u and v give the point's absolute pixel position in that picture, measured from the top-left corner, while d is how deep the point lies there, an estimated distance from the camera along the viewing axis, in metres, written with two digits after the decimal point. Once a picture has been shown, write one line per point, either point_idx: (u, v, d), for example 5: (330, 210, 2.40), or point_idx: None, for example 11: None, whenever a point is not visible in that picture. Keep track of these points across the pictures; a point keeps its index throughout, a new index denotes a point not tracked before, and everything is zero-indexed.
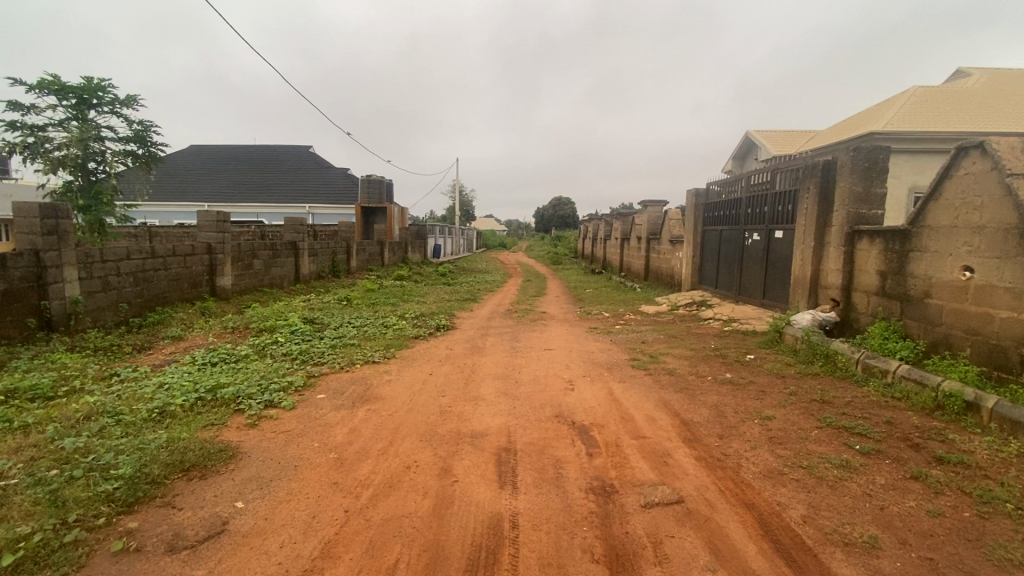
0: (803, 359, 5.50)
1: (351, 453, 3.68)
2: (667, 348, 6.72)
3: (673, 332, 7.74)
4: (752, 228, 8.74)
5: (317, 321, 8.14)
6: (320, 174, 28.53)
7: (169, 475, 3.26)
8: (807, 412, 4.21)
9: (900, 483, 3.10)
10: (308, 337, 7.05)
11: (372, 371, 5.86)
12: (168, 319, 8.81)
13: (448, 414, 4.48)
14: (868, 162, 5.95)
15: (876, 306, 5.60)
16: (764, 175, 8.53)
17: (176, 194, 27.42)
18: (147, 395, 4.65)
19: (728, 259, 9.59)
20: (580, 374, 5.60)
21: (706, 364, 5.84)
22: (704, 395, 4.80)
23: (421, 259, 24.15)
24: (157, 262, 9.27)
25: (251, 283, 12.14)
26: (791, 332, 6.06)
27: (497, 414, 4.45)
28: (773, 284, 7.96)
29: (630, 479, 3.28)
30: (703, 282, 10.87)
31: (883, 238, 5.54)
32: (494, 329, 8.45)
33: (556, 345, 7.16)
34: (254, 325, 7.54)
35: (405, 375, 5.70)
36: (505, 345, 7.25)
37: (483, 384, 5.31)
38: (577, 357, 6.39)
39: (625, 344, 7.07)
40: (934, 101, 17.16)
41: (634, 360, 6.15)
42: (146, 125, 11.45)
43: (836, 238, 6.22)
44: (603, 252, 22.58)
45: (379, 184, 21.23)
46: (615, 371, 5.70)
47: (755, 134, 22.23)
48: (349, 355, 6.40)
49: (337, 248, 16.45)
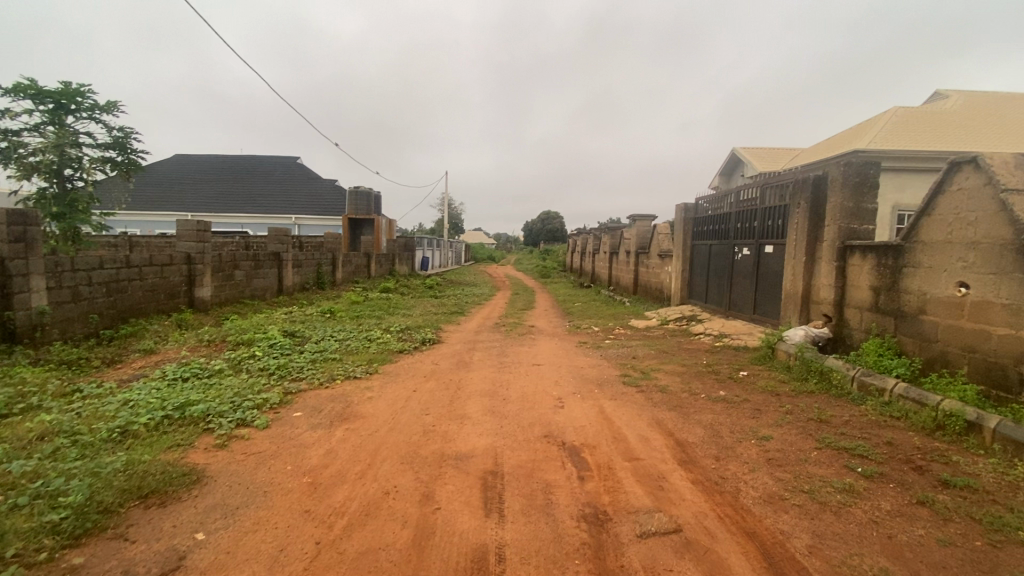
0: (797, 376, 5.37)
1: (326, 477, 3.44)
2: (658, 363, 6.57)
3: (664, 347, 7.59)
4: (742, 243, 8.66)
5: (297, 334, 7.86)
6: (307, 185, 28.23)
7: (124, 503, 2.99)
8: (805, 431, 4.06)
9: (907, 509, 2.95)
10: (287, 351, 6.77)
11: (353, 387, 5.60)
12: (141, 331, 8.46)
13: (431, 434, 4.25)
14: (859, 177, 5.91)
15: (869, 322, 5.51)
16: (754, 190, 8.48)
17: (159, 203, 26.91)
18: (110, 413, 4.36)
19: (718, 274, 9.50)
20: (569, 391, 5.41)
21: (699, 380, 5.68)
22: (698, 414, 4.64)
23: (408, 271, 23.86)
24: (132, 271, 8.95)
25: (232, 294, 11.81)
26: (784, 348, 5.95)
27: (483, 434, 4.23)
28: (763, 299, 7.87)
29: (624, 506, 3.08)
30: (692, 297, 10.79)
31: (875, 253, 5.47)
32: (482, 344, 8.23)
33: (545, 360, 6.97)
34: (232, 338, 7.25)
35: (387, 391, 5.46)
36: (492, 359, 7.04)
37: (469, 401, 5.08)
38: (567, 373, 6.20)
39: (616, 359, 6.91)
40: (915, 121, 17.53)
41: (625, 376, 5.97)
42: (126, 132, 11.17)
43: (828, 253, 6.14)
44: (592, 266, 22.54)
45: (367, 196, 20.97)
46: (606, 388, 5.52)
47: (741, 151, 22.51)
48: (329, 371, 6.13)
49: (321, 259, 16.13)
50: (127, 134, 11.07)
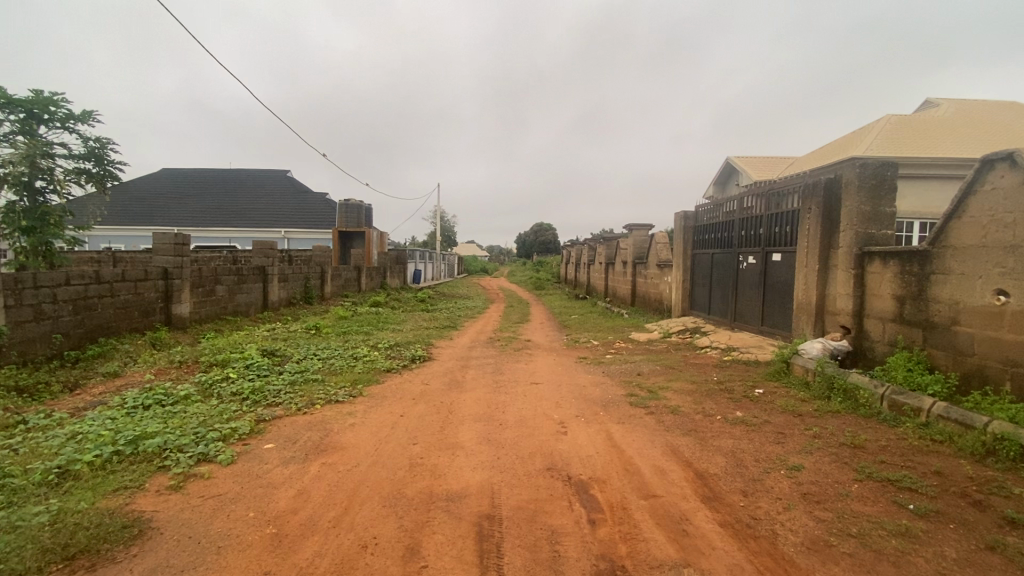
0: (819, 395, 4.94)
1: (294, 527, 2.94)
2: (666, 381, 6.11)
3: (670, 362, 7.14)
4: (746, 251, 8.28)
5: (277, 353, 7.33)
6: (296, 199, 27.73)
7: (43, 568, 2.47)
8: (839, 460, 3.62)
9: (978, 558, 2.50)
10: (264, 373, 6.24)
11: (334, 412, 5.09)
12: (111, 351, 7.90)
13: (419, 468, 3.76)
14: (875, 179, 5.54)
15: (893, 334, 5.10)
16: (759, 196, 8.13)
17: (144, 218, 26.28)
18: (53, 450, 3.82)
19: (722, 284, 9.11)
20: (572, 414, 4.93)
21: (712, 400, 5.22)
22: (716, 440, 4.18)
23: (399, 285, 23.37)
24: (102, 288, 8.42)
25: (213, 310, 11.26)
26: (801, 363, 5.53)
27: (477, 468, 3.74)
28: (771, 310, 7.47)
29: (644, 559, 2.61)
30: (694, 308, 10.39)
31: (897, 260, 5.09)
32: (476, 361, 7.72)
33: (544, 378, 6.50)
34: (205, 359, 6.71)
35: (372, 417, 4.96)
36: (487, 378, 6.55)
37: (462, 427, 4.59)
38: (568, 393, 5.71)
39: (619, 376, 6.45)
40: (909, 128, 17.47)
41: (632, 395, 5.51)
42: (103, 144, 10.72)
43: (844, 260, 5.75)
44: (587, 277, 22.11)
45: (358, 208, 20.48)
46: (612, 410, 5.06)
47: (735, 160, 22.40)
48: (308, 394, 5.61)
49: (309, 273, 15.61)
50: (104, 146, 10.59)
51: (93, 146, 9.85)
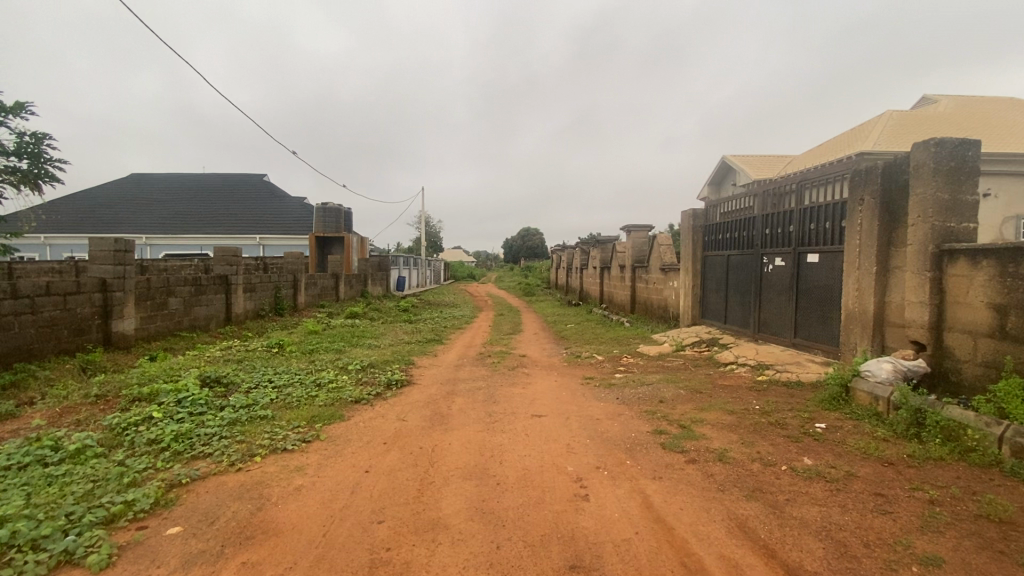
0: (905, 434, 3.87)
1: None
2: (697, 410, 4.98)
3: (694, 383, 6.03)
4: (772, 252, 7.23)
5: (224, 380, 6.06)
6: (272, 205, 26.26)
7: None
8: (993, 547, 2.52)
9: None
10: (200, 410, 4.98)
11: (277, 469, 3.86)
12: (26, 378, 6.51)
13: (383, 570, 2.57)
14: (954, 161, 4.50)
15: (990, 353, 4.06)
16: (786, 189, 7.07)
17: (109, 226, 24.55)
18: None
19: (742, 289, 8.05)
20: (590, 465, 3.77)
21: (765, 440, 4.11)
22: (795, 507, 3.06)
23: (382, 293, 22.11)
24: (18, 303, 7.09)
25: (164, 326, 9.91)
26: (869, 390, 4.46)
27: (468, 568, 2.56)
28: (807, 320, 6.43)
29: None
30: (706, 316, 9.33)
31: (994, 260, 4.04)
32: (464, 385, 6.53)
33: (546, 408, 5.35)
34: (129, 392, 5.41)
35: (328, 475, 3.76)
36: (477, 409, 5.38)
37: (447, 491, 3.40)
38: (580, 432, 4.54)
39: (639, 405, 5.31)
40: (914, 122, 16.78)
41: (661, 433, 4.37)
42: (39, 139, 9.04)
43: (914, 261, 4.71)
44: (579, 282, 21.07)
45: (336, 212, 18.92)
46: (641, 456, 3.92)
47: (731, 159, 21.62)
48: (248, 441, 4.37)
49: (280, 282, 14.29)
50: (40, 140, 8.91)
51: (25, 140, 8.15)
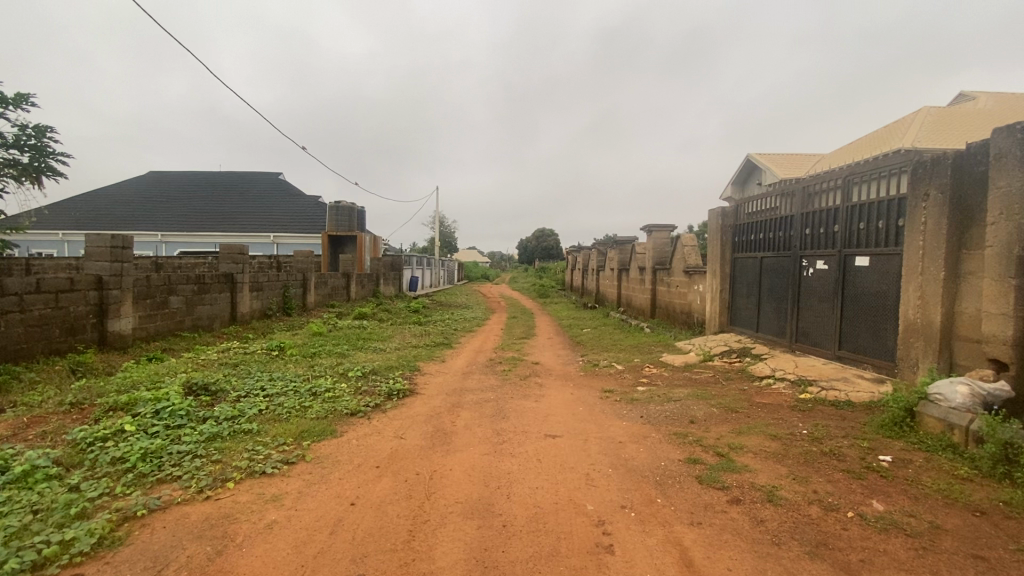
0: (993, 474, 3.23)
1: None
2: (734, 434, 4.35)
3: (727, 399, 5.39)
4: (813, 255, 6.55)
5: (211, 388, 5.58)
6: (286, 203, 26.06)
7: None
8: None
9: None
10: (177, 424, 4.49)
11: (251, 498, 3.34)
12: (9, 381, 6.12)
13: None
14: None
15: None
16: (829, 185, 6.36)
17: (125, 224, 24.55)
18: None
19: (777, 295, 7.37)
20: (613, 504, 3.19)
21: (820, 475, 3.48)
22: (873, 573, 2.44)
23: (395, 293, 21.74)
24: (7, 302, 6.75)
25: (164, 325, 9.55)
26: (941, 416, 3.79)
27: None
28: (854, 331, 5.75)
29: None
30: (735, 323, 8.64)
31: None
32: (472, 396, 5.98)
33: (562, 427, 4.78)
34: (106, 400, 4.96)
35: (307, 508, 3.23)
36: (484, 427, 4.82)
37: (443, 535, 2.85)
38: (601, 458, 3.94)
39: (666, 425, 4.70)
40: (953, 117, 15.86)
41: (696, 463, 3.76)
42: (41, 130, 8.68)
43: (993, 266, 4.05)
44: (595, 284, 20.37)
45: (349, 212, 18.59)
46: (673, 493, 3.32)
47: (754, 159, 20.83)
48: (225, 461, 3.86)
49: (289, 281, 13.91)
50: (42, 133, 8.57)
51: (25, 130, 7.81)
